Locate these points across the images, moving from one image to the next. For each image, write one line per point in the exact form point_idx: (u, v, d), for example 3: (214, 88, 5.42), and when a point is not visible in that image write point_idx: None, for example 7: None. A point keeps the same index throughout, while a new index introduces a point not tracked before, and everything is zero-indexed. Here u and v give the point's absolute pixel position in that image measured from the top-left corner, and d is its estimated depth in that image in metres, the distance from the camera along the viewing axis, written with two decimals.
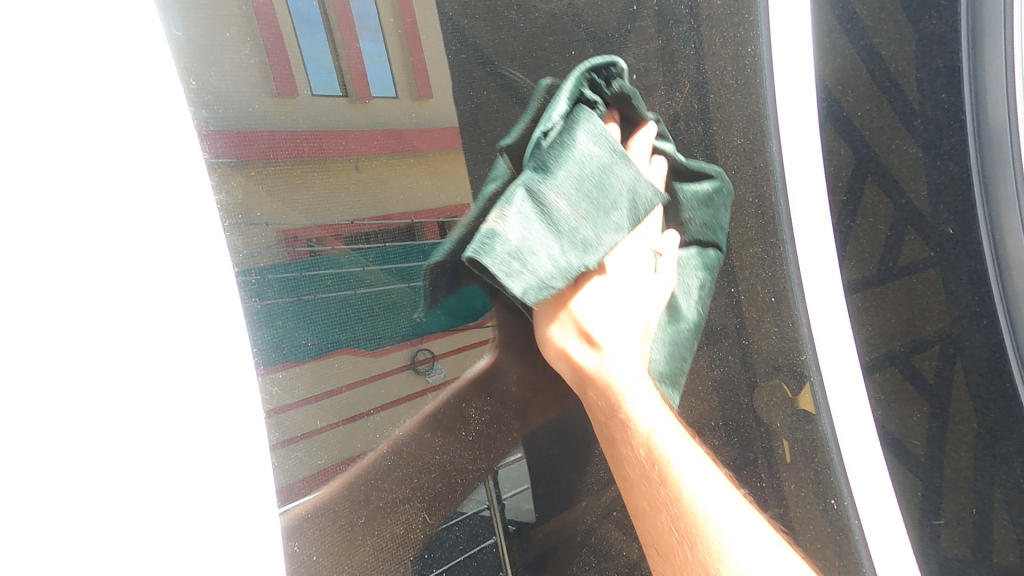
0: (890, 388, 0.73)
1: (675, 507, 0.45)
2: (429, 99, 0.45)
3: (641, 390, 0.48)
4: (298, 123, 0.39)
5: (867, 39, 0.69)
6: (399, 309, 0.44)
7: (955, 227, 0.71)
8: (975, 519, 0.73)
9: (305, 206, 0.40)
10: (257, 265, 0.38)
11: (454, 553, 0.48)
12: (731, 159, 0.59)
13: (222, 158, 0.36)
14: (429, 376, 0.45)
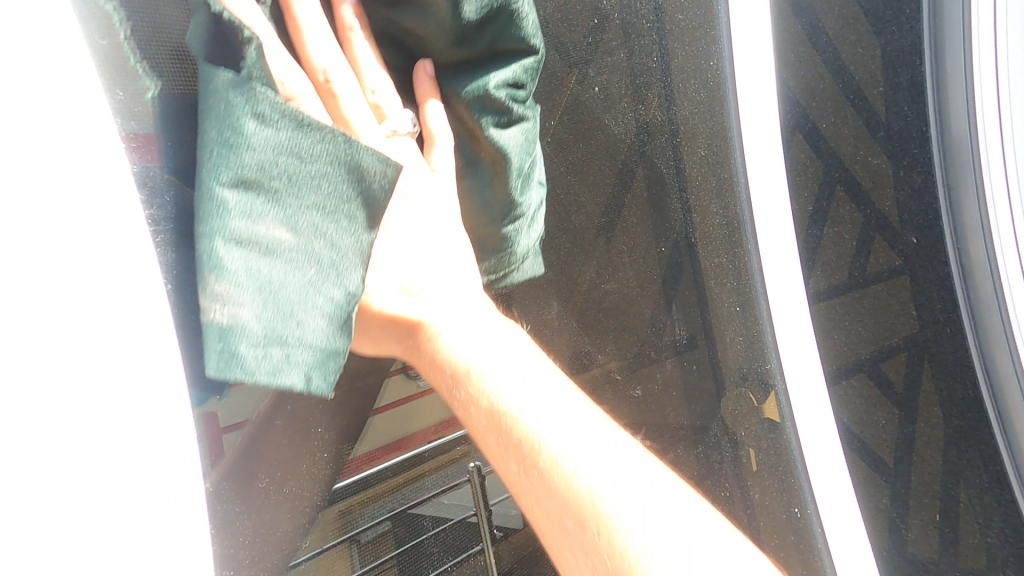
0: (859, 393, 0.74)
1: (533, 463, 0.35)
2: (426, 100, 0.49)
3: (501, 369, 0.39)
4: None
5: (832, 52, 0.71)
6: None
7: (920, 238, 0.71)
8: (945, 528, 0.73)
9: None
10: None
11: (438, 559, 0.54)
12: (696, 171, 0.61)
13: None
14: (419, 381, 0.54)
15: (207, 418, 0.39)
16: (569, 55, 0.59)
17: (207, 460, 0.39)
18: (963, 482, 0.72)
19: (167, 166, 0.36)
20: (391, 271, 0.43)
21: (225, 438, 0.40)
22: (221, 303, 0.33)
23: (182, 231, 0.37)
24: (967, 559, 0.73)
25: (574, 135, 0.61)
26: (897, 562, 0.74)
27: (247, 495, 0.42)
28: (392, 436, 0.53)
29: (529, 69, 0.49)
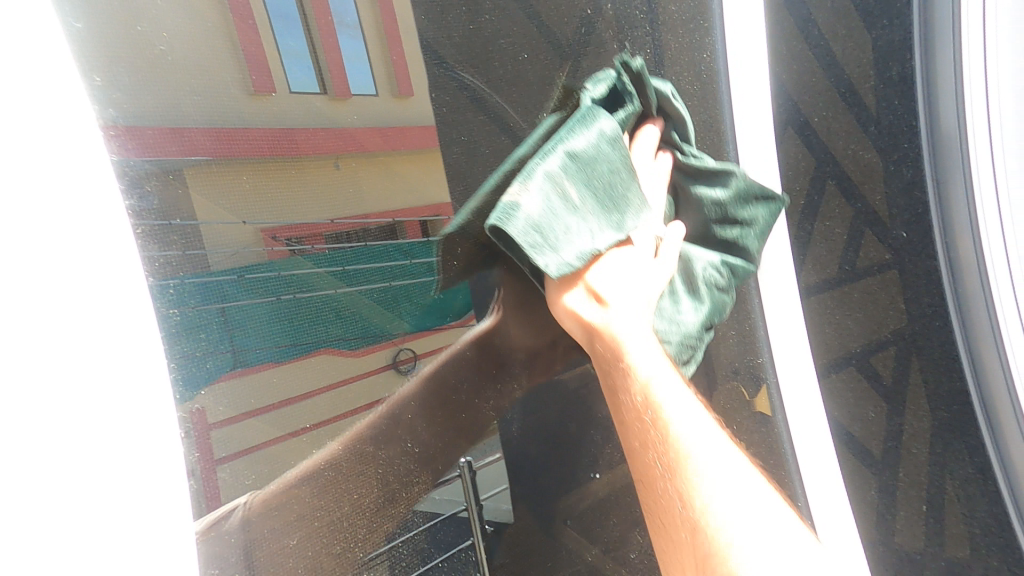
0: (850, 387, 0.74)
1: (662, 448, 0.45)
2: (409, 97, 0.50)
3: (635, 323, 0.49)
4: (276, 120, 0.43)
5: (824, 45, 0.70)
6: (372, 309, 0.49)
7: (909, 232, 0.72)
8: (932, 520, 0.74)
9: (285, 207, 0.44)
10: (239, 266, 0.42)
11: (428, 554, 0.52)
12: None
13: (197, 155, 0.40)
14: (410, 376, 0.51)
15: (195, 414, 0.39)
16: (560, 46, 0.58)
17: (195, 456, 0.38)
18: (951, 475, 0.73)
19: (148, 157, 0.38)
20: (635, 302, 0.50)
21: (214, 435, 0.39)
22: (521, 184, 0.46)
23: (167, 223, 0.38)
24: (953, 548, 0.74)
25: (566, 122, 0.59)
26: (884, 552, 0.75)
27: (238, 490, 0.41)
28: (379, 431, 0.49)
29: (742, 184, 0.55)
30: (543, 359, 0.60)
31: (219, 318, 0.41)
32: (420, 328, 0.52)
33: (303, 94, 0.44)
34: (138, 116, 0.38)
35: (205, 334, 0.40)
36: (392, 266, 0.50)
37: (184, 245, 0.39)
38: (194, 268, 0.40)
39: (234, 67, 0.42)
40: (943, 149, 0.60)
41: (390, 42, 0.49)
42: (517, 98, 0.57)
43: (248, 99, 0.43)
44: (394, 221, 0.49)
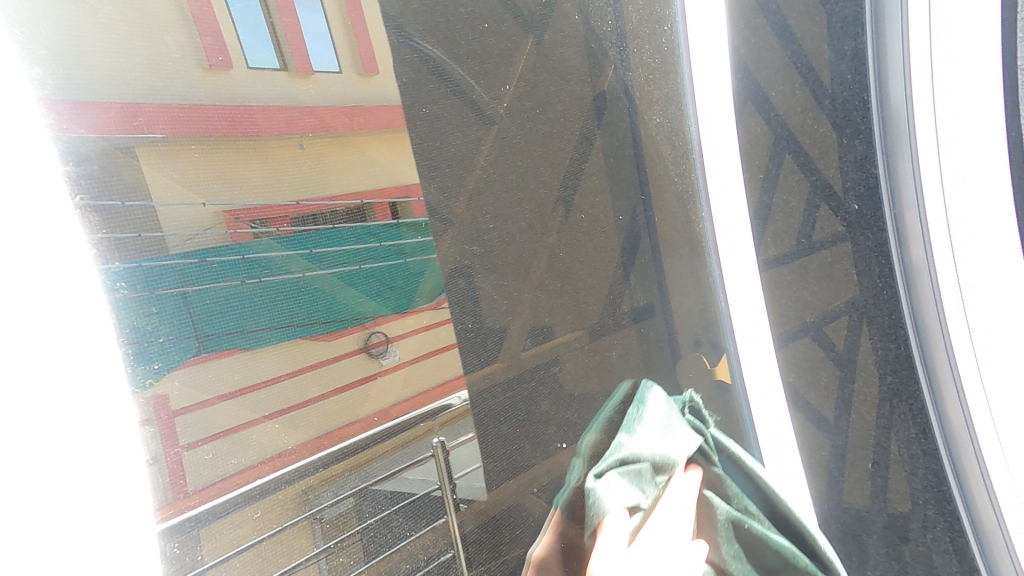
0: (806, 357, 0.78)
1: None
2: (374, 75, 0.53)
3: None
4: (234, 95, 0.47)
5: (781, 20, 0.72)
6: (335, 289, 0.52)
7: (861, 205, 0.74)
8: (875, 479, 0.79)
9: (244, 182, 0.48)
10: (198, 249, 0.46)
11: (402, 529, 0.55)
12: (655, 138, 0.63)
13: (153, 132, 0.44)
14: (382, 359, 0.55)
15: (159, 400, 0.43)
16: (523, 17, 0.59)
17: (161, 443, 0.42)
18: (894, 435, 0.77)
19: (102, 137, 0.42)
20: None
21: (178, 425, 0.44)
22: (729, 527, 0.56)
23: (122, 205, 0.42)
24: (896, 505, 0.78)
25: (537, 94, 0.60)
26: (834, 508, 0.80)
27: (204, 473, 0.45)
28: (350, 414, 0.52)
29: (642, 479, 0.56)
30: (512, 337, 0.60)
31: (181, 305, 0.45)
32: (391, 312, 0.55)
33: (261, 69, 0.49)
34: (101, 92, 0.42)
35: (163, 313, 0.44)
36: (360, 250, 0.54)
37: (139, 229, 0.43)
38: (150, 251, 0.44)
39: (188, 38, 0.45)
40: (892, 124, 0.61)
41: (352, 17, 0.51)
42: (480, 71, 0.57)
43: (203, 75, 0.46)
44: (362, 203, 0.53)
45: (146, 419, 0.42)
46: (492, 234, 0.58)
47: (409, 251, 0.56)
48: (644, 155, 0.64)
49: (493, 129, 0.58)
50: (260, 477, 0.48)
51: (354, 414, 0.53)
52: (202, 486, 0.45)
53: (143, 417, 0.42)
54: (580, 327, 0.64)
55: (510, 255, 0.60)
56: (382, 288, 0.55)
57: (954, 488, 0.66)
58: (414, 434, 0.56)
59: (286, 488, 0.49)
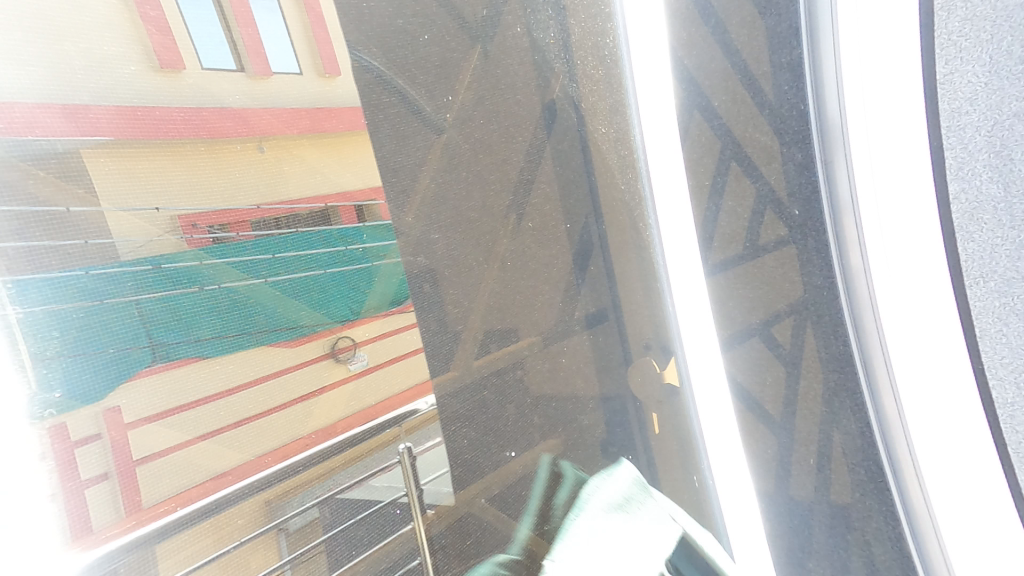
0: (754, 355, 0.81)
1: None
2: (335, 77, 0.53)
3: None
4: (191, 93, 0.47)
5: (722, 31, 0.74)
6: (296, 293, 0.53)
7: (802, 210, 0.77)
8: (820, 472, 0.82)
9: (194, 185, 0.47)
10: (153, 254, 0.46)
11: (365, 540, 0.56)
12: (605, 147, 0.65)
13: (99, 135, 0.43)
14: (351, 364, 0.56)
15: (110, 413, 0.43)
16: (470, 29, 0.59)
17: (113, 458, 0.43)
18: (838, 429, 0.80)
19: (52, 139, 0.42)
20: None
21: (78, 451, 0.42)
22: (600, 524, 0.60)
23: (65, 211, 0.43)
24: (838, 497, 0.81)
25: (490, 108, 0.60)
26: (781, 500, 0.84)
27: (157, 489, 0.45)
28: (319, 422, 0.53)
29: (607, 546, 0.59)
30: (464, 348, 0.61)
31: (137, 316, 0.45)
32: (356, 317, 0.56)
33: (218, 70, 0.48)
34: (37, 94, 0.41)
35: (111, 326, 0.44)
36: (328, 258, 0.54)
37: (88, 235, 0.43)
38: (104, 258, 0.44)
39: (140, 46, 0.45)
40: (828, 137, 0.64)
41: (311, 17, 0.51)
42: (420, 80, 0.56)
43: (160, 76, 0.46)
44: (328, 206, 0.54)
45: (96, 434, 0.43)
46: (438, 242, 0.58)
47: (373, 255, 0.55)
48: (592, 162, 0.65)
49: (443, 136, 0.58)
50: (220, 490, 0.49)
51: (324, 421, 0.54)
52: (157, 501, 0.45)
53: (95, 430, 0.43)
54: (534, 334, 0.65)
55: (458, 272, 0.59)
56: (350, 297, 0.55)
57: (892, 481, 0.70)
58: (381, 441, 0.57)
59: (251, 499, 0.50)
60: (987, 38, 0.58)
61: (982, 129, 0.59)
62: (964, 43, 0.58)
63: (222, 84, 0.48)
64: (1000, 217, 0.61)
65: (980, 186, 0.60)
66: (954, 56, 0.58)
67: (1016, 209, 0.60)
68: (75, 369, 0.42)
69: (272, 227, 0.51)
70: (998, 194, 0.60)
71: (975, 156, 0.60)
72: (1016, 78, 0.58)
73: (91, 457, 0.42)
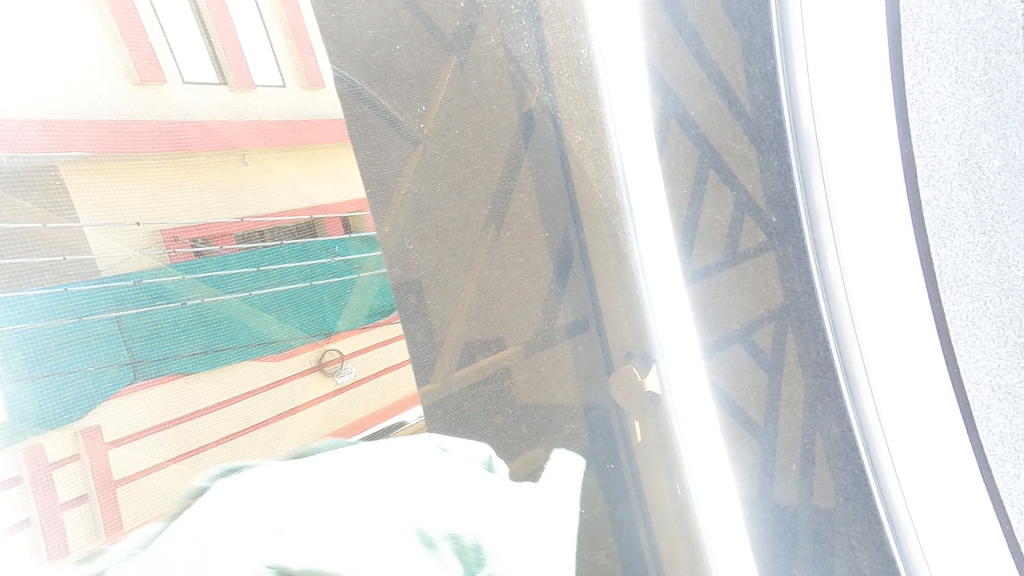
0: (736, 363, 0.81)
1: None
2: (319, 88, 0.55)
3: None
4: (173, 106, 0.49)
5: (697, 41, 0.75)
6: (282, 308, 0.54)
7: (780, 217, 0.78)
8: (804, 478, 0.82)
9: (173, 194, 0.49)
10: (133, 271, 0.48)
11: None
12: (585, 159, 0.64)
13: (75, 150, 0.45)
14: (338, 377, 0.57)
15: (88, 433, 0.45)
16: (445, 41, 0.59)
17: (92, 476, 0.45)
18: (820, 433, 0.81)
19: (27, 155, 0.44)
20: None
21: (58, 470, 0.44)
22: None
23: (42, 227, 0.44)
24: (823, 502, 0.82)
25: (464, 120, 0.61)
26: (765, 506, 0.84)
27: (137, 507, 0.46)
28: (303, 437, 0.54)
29: None
30: (443, 359, 0.61)
31: (118, 332, 0.47)
32: (342, 331, 0.57)
33: (199, 83, 0.50)
34: (21, 111, 0.44)
35: (93, 344, 0.46)
36: (313, 268, 0.56)
37: (67, 252, 0.45)
38: (83, 275, 0.46)
39: (122, 59, 0.47)
40: (803, 146, 0.64)
41: (294, 27, 0.54)
42: (394, 91, 0.57)
43: (142, 90, 0.48)
44: (312, 218, 0.55)
45: (76, 453, 0.44)
46: (414, 255, 0.59)
47: (353, 267, 0.57)
48: (571, 172, 0.65)
49: (420, 148, 0.58)
50: None
51: (308, 436, 0.54)
52: (139, 522, 0.46)
53: (73, 451, 0.44)
54: (517, 343, 0.65)
55: (439, 285, 0.60)
56: (332, 308, 0.57)
57: (873, 485, 0.70)
58: None
59: None
60: (952, 50, 0.59)
61: (951, 139, 0.60)
62: (932, 56, 0.59)
63: (202, 97, 0.50)
64: (971, 225, 0.61)
65: (951, 194, 0.60)
66: (922, 67, 0.58)
67: (985, 215, 0.61)
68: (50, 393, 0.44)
69: (254, 241, 0.53)
70: (967, 201, 0.61)
71: (944, 164, 0.60)
72: (982, 87, 0.59)
73: (71, 476, 0.44)
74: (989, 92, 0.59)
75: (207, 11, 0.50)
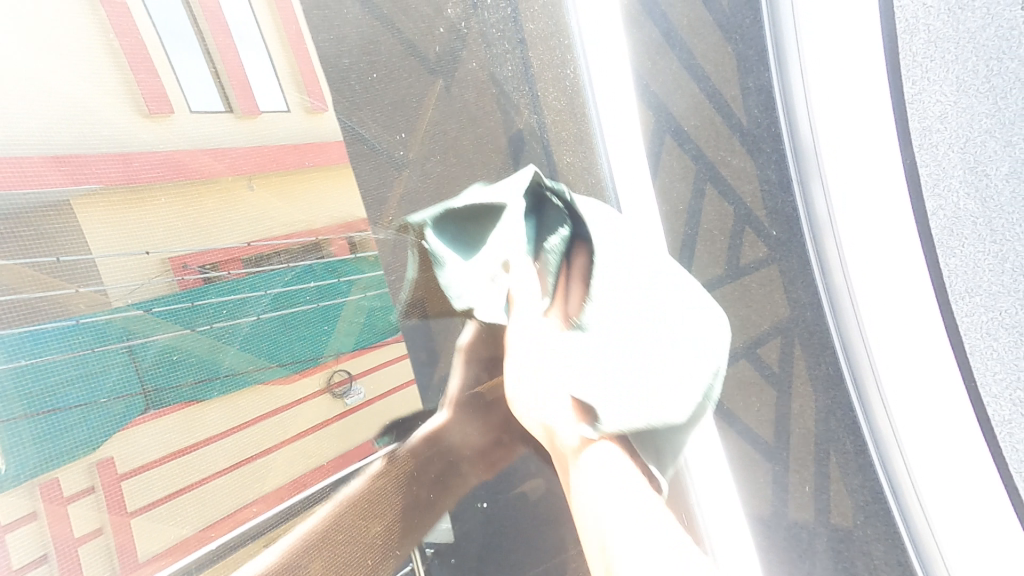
0: (743, 379, 0.79)
1: None
2: (323, 111, 0.55)
3: None
4: (177, 140, 0.48)
5: (689, 54, 0.74)
6: (286, 328, 0.54)
7: (781, 229, 0.75)
8: (818, 496, 0.79)
9: (178, 223, 0.49)
10: (145, 298, 0.47)
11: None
12: (577, 177, 0.62)
13: (87, 184, 0.45)
14: (347, 399, 0.56)
15: (103, 462, 0.44)
16: (429, 64, 0.59)
17: (105, 506, 0.44)
18: (836, 448, 0.77)
19: (39, 191, 0.43)
20: None
21: (71, 505, 0.43)
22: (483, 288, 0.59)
23: (56, 261, 0.44)
24: (840, 519, 0.78)
25: (450, 146, 0.60)
26: (779, 525, 0.81)
27: (148, 540, 0.45)
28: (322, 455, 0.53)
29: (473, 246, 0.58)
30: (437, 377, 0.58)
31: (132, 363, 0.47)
32: (351, 350, 0.56)
33: (205, 113, 0.50)
34: (45, 146, 0.44)
35: (110, 372, 0.46)
36: (314, 287, 0.55)
37: (79, 284, 0.45)
38: (95, 305, 0.45)
39: (129, 94, 0.47)
40: (801, 155, 0.63)
41: (295, 55, 0.54)
42: (376, 118, 0.57)
43: (149, 120, 0.48)
44: (318, 237, 0.55)
45: (90, 486, 0.44)
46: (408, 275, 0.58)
47: (354, 287, 0.56)
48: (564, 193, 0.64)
49: (403, 175, 0.58)
50: (204, 545, 0.47)
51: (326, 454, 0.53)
52: (152, 555, 0.45)
53: (88, 483, 0.44)
54: None
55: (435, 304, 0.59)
56: (338, 326, 0.56)
57: (891, 500, 0.67)
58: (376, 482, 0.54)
59: (243, 543, 0.49)
60: (952, 59, 0.57)
61: (956, 146, 0.58)
62: (931, 65, 0.57)
63: (202, 125, 0.50)
64: (980, 233, 0.59)
65: (958, 204, 0.58)
66: (921, 77, 0.56)
67: (996, 223, 0.59)
68: (60, 429, 0.44)
69: (263, 266, 0.52)
70: (976, 209, 0.59)
71: (950, 173, 0.58)
72: (985, 95, 0.57)
73: (85, 512, 0.43)
74: (993, 101, 0.57)
75: (206, 42, 0.50)
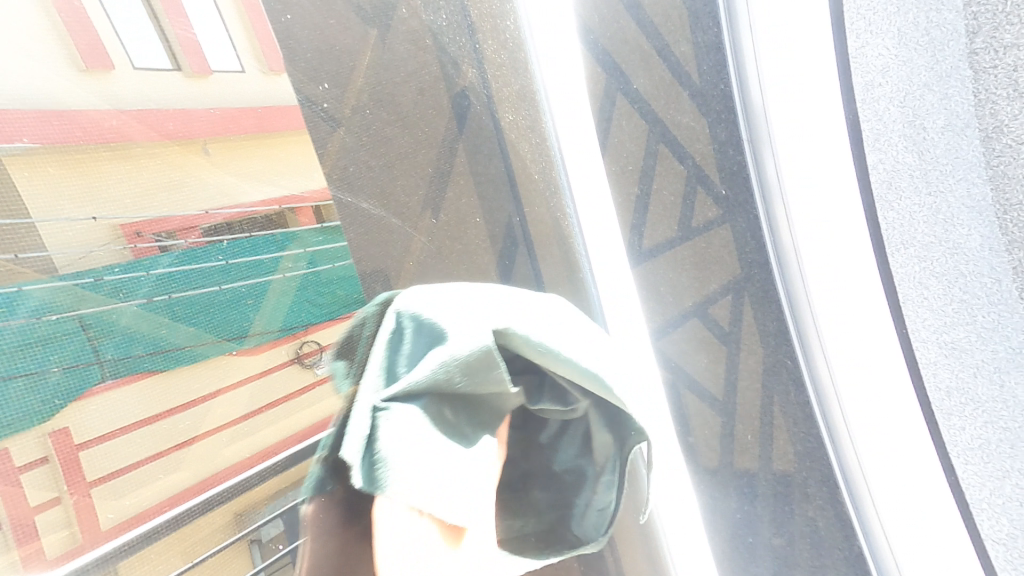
0: (694, 337, 0.80)
1: None
2: (279, 74, 0.56)
3: None
4: (124, 98, 0.49)
5: (637, 8, 0.73)
6: (247, 299, 0.55)
7: (730, 187, 0.75)
8: (762, 445, 0.82)
9: (129, 193, 0.49)
10: (87, 266, 0.47)
11: None
12: (520, 136, 0.64)
13: (24, 144, 0.44)
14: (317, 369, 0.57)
15: (59, 434, 0.45)
16: (364, 15, 0.60)
17: (61, 478, 0.45)
18: (779, 402, 0.80)
19: None
20: None
21: (24, 473, 0.44)
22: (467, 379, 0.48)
23: None
24: (781, 466, 0.81)
25: (389, 105, 0.61)
26: (725, 474, 0.84)
27: (118, 504, 0.48)
28: (291, 426, 0.56)
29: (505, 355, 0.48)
30: None
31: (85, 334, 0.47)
32: (322, 319, 0.58)
33: (149, 71, 0.49)
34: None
35: (60, 346, 0.46)
36: (281, 257, 0.56)
37: (18, 250, 0.44)
38: (40, 272, 0.45)
39: (64, 49, 0.46)
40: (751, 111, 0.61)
41: (249, 16, 0.54)
42: (316, 78, 0.58)
43: (88, 77, 0.47)
44: (281, 208, 0.56)
45: (45, 457, 0.45)
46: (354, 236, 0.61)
47: (320, 258, 0.59)
48: (511, 159, 0.65)
49: (340, 134, 0.59)
50: (170, 509, 0.50)
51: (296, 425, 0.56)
52: (117, 522, 0.48)
53: (42, 453, 0.45)
54: None
55: (388, 262, 0.62)
56: (305, 300, 0.57)
57: (831, 450, 0.69)
58: None
59: (215, 509, 0.52)
60: (894, 10, 0.53)
61: (894, 101, 0.55)
62: (875, 16, 0.53)
63: (150, 83, 0.49)
64: (917, 187, 0.56)
65: (896, 157, 0.56)
66: (865, 29, 0.53)
67: (932, 177, 0.56)
68: (5, 398, 0.43)
69: (219, 233, 0.53)
70: (913, 162, 0.56)
71: (889, 127, 0.55)
72: (926, 48, 0.53)
73: (40, 479, 0.45)
74: (932, 53, 0.53)
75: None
